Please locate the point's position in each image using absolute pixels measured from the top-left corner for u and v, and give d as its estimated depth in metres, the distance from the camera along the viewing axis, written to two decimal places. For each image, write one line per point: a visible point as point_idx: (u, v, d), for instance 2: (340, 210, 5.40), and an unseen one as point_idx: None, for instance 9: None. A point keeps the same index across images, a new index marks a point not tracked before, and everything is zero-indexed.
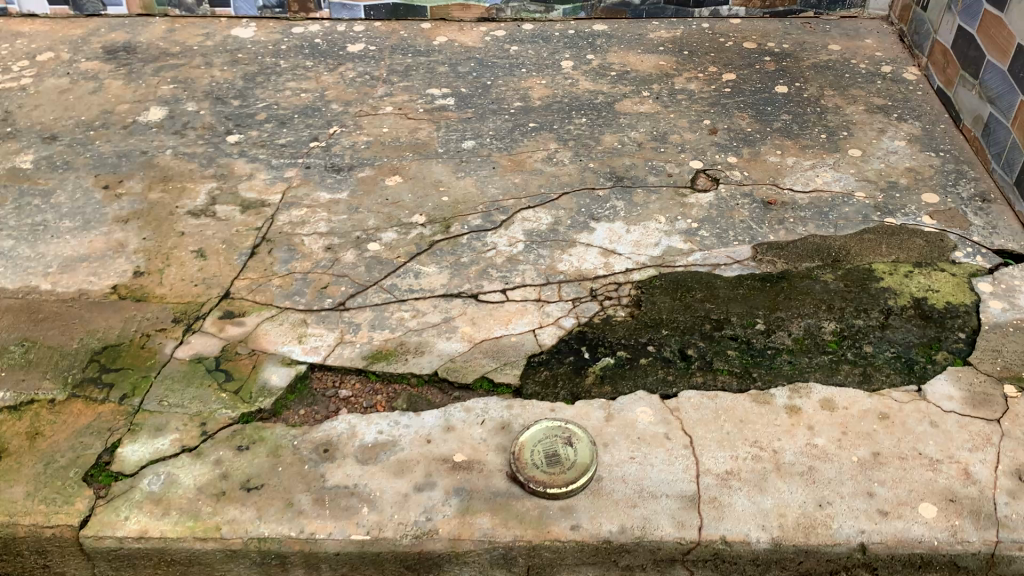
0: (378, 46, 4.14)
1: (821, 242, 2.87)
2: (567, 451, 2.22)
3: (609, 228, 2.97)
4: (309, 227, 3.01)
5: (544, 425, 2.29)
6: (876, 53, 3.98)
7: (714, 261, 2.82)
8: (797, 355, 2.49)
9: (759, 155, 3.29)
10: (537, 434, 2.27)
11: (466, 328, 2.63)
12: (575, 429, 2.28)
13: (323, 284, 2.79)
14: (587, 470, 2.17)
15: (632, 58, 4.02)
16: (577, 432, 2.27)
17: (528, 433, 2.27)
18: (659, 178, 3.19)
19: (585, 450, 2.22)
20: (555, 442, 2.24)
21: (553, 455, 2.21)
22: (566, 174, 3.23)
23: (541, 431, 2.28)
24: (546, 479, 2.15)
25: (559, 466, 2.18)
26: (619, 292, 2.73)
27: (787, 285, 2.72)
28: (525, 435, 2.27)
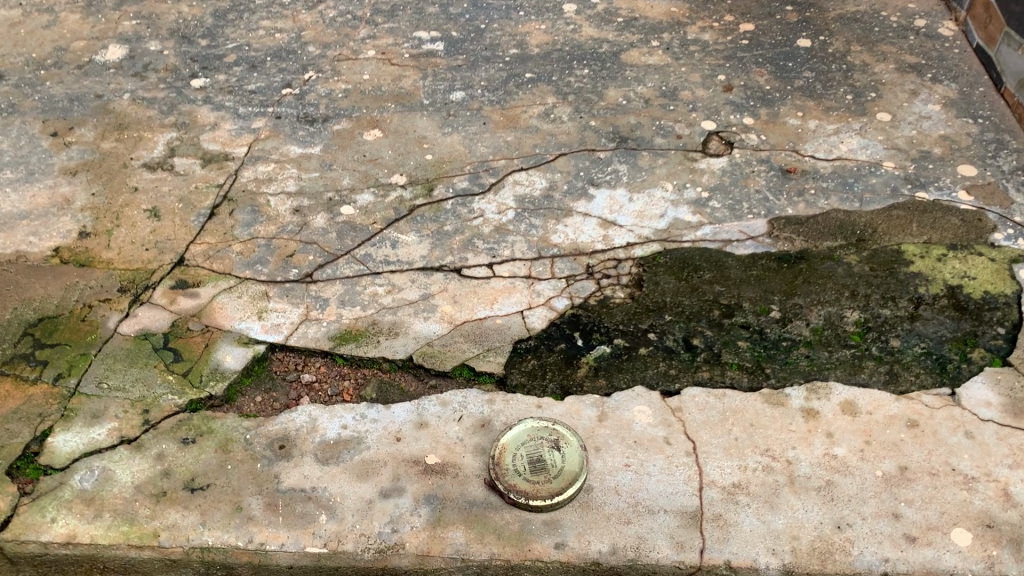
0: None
1: (844, 218, 2.57)
2: (553, 458, 1.94)
3: (610, 196, 2.67)
4: (275, 185, 2.70)
5: (528, 426, 2.01)
6: (909, 4, 3.63)
7: (725, 236, 2.53)
8: (816, 349, 2.22)
9: (779, 116, 2.97)
10: (519, 435, 2.00)
11: (446, 308, 2.35)
12: (562, 429, 2.01)
13: (289, 251, 2.50)
14: (576, 480, 1.91)
15: (641, 3, 3.67)
16: (564, 433, 2.00)
17: (508, 434, 1.99)
18: (667, 140, 2.87)
19: (573, 456, 1.95)
20: (540, 446, 1.97)
21: (538, 461, 1.94)
22: (564, 133, 2.92)
23: (525, 432, 2.00)
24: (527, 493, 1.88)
25: (542, 478, 1.91)
26: (618, 269, 2.44)
27: (807, 267, 2.42)
28: (506, 437, 1.99)
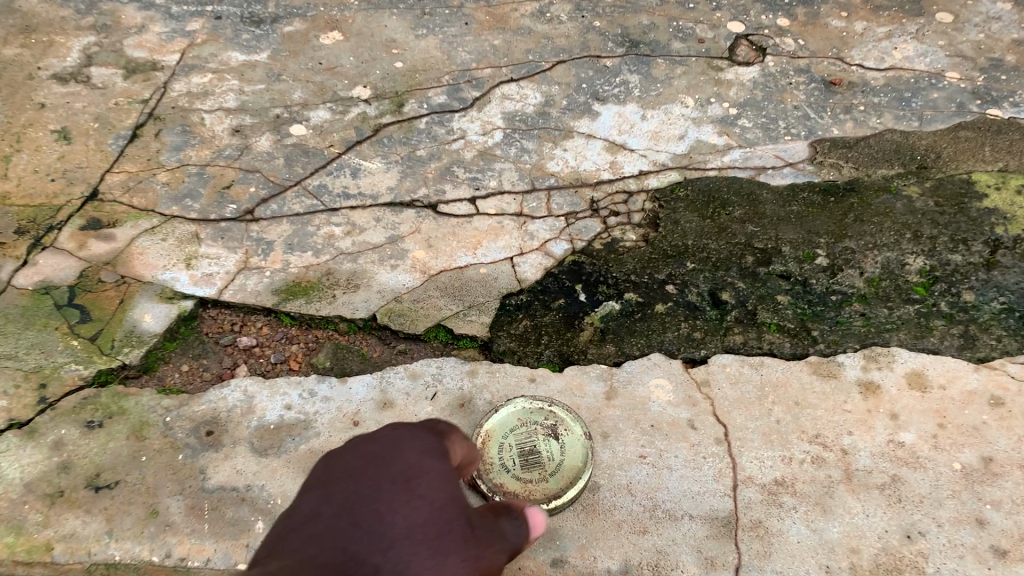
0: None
1: (901, 140, 2.13)
2: (549, 453, 1.55)
3: (618, 112, 2.22)
4: (212, 100, 2.23)
5: (518, 409, 1.60)
6: None
7: (757, 163, 2.09)
8: (872, 305, 1.80)
9: (820, 16, 2.46)
10: (507, 421, 1.59)
11: (418, 254, 1.93)
12: (561, 413, 1.60)
13: (226, 182, 2.05)
14: (578, 479, 1.50)
15: None
16: (563, 419, 1.59)
17: (493, 420, 1.58)
18: (687, 45, 2.37)
19: (575, 448, 1.55)
20: (533, 436, 1.57)
21: (530, 455, 1.54)
22: (562, 36, 2.42)
23: (514, 416, 1.60)
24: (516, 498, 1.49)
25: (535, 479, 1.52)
26: (628, 205, 2.02)
27: (858, 201, 1.99)
28: (491, 422, 1.58)
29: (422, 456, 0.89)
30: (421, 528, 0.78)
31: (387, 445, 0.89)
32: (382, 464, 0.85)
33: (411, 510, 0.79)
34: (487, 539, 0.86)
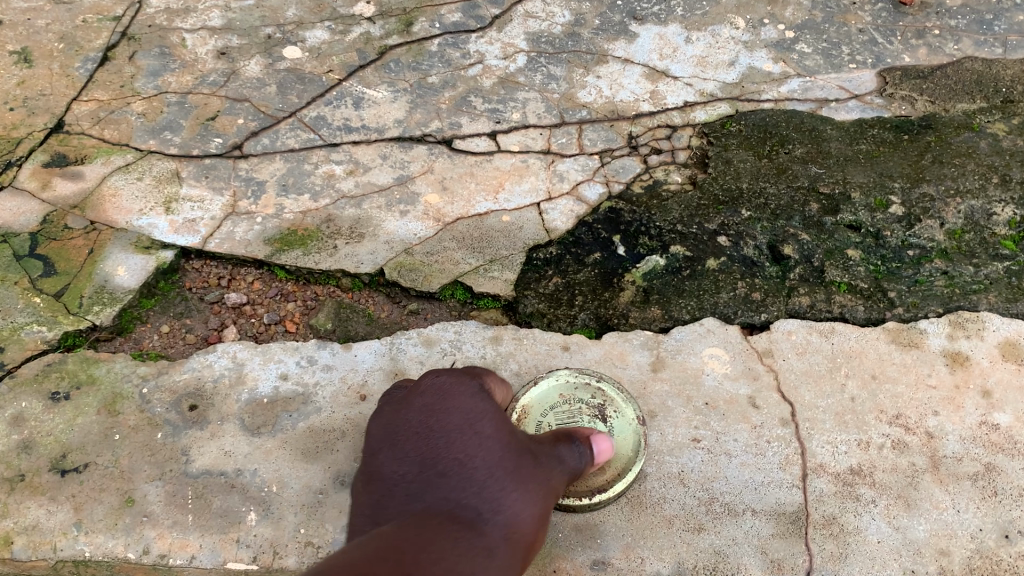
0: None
1: (984, 70, 1.86)
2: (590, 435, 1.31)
3: (659, 34, 1.94)
4: (195, 18, 1.96)
5: (561, 384, 1.38)
6: None
7: (818, 94, 1.83)
8: (956, 262, 1.56)
9: None
10: (547, 397, 1.37)
11: (431, 198, 1.68)
12: (610, 391, 1.37)
13: (211, 113, 1.79)
14: (627, 471, 1.28)
15: None
16: (612, 399, 1.36)
17: (530, 394, 1.36)
18: None
19: (625, 434, 1.33)
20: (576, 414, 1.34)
21: None
22: None
23: (555, 391, 1.37)
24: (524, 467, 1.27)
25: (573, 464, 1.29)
26: (671, 142, 1.77)
27: (936, 140, 1.74)
28: (528, 396, 1.36)
29: (474, 391, 0.97)
30: (501, 461, 0.89)
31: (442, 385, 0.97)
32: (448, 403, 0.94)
33: (488, 445, 0.89)
34: (548, 460, 1.00)
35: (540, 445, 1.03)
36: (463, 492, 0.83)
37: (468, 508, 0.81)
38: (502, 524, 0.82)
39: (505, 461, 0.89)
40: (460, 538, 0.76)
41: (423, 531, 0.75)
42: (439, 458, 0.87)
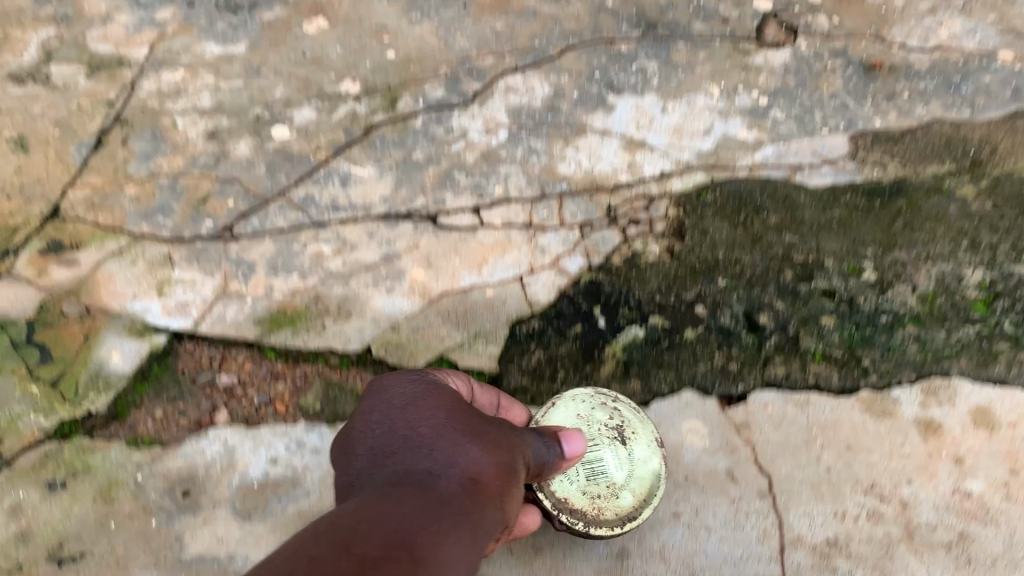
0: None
1: (952, 133, 1.91)
2: (609, 474, 1.33)
3: (636, 105, 2.00)
4: (186, 100, 2.02)
5: (579, 406, 1.39)
6: None
7: (793, 160, 1.88)
8: (928, 327, 1.60)
9: None
10: (566, 419, 1.38)
11: (417, 274, 1.74)
12: (637, 422, 1.39)
13: (202, 195, 1.85)
14: (647, 498, 1.33)
15: None
16: (629, 420, 1.39)
17: (555, 417, 1.36)
18: (710, 25, 2.14)
19: (644, 458, 1.36)
20: (599, 439, 1.36)
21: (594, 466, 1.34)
22: (572, 17, 2.17)
23: (574, 414, 1.38)
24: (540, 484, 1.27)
25: (587, 506, 1.31)
26: (650, 211, 1.81)
27: (907, 204, 1.79)
28: (550, 419, 1.37)
29: (417, 382, 1.12)
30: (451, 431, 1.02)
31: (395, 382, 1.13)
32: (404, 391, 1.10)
33: (439, 417, 1.04)
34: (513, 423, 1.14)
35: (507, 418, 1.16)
36: (422, 460, 0.97)
37: (422, 470, 0.95)
38: (458, 476, 0.96)
39: (458, 433, 1.02)
40: (418, 499, 0.89)
41: (384, 501, 0.87)
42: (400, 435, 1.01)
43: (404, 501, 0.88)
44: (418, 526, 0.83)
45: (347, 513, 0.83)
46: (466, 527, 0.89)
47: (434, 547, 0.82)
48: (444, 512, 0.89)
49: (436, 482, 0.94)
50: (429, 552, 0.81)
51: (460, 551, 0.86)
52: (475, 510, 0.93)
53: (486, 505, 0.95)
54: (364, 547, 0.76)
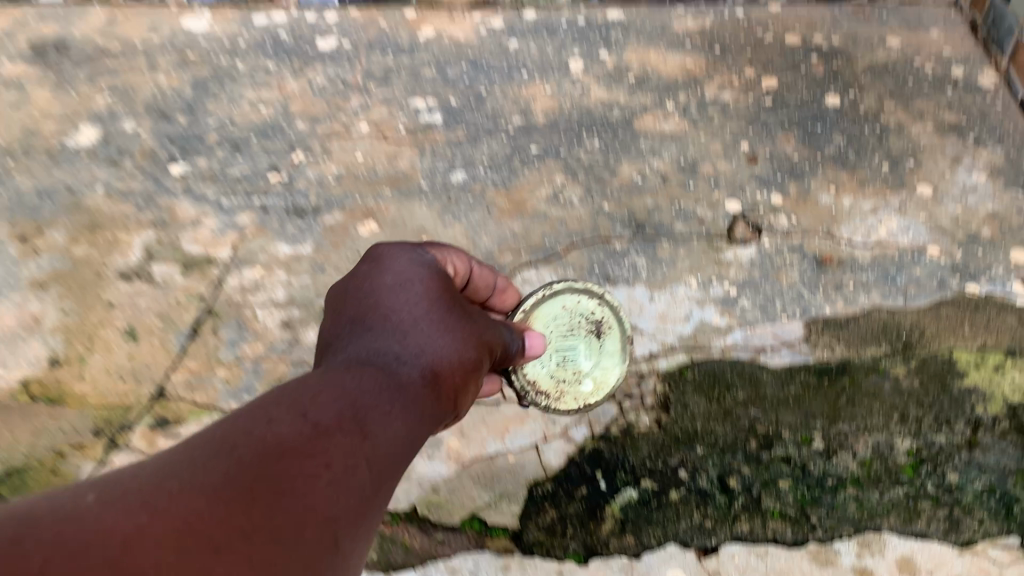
0: (359, 3, 3.41)
1: (888, 318, 2.33)
2: (578, 364, 2.07)
3: (628, 296, 2.45)
4: (263, 294, 2.49)
5: (566, 301, 2.09)
6: (944, 50, 3.21)
7: (758, 343, 2.30)
8: (865, 489, 2.04)
9: (810, 192, 2.69)
10: (555, 310, 2.07)
11: (452, 442, 2.12)
12: (592, 303, 2.12)
13: (278, 377, 2.32)
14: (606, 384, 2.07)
15: (654, 56, 3.21)
16: (607, 320, 2.12)
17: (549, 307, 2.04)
18: (689, 226, 2.61)
19: (612, 347, 2.11)
20: (569, 324, 2.09)
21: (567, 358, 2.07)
22: (575, 219, 2.65)
23: (558, 307, 2.07)
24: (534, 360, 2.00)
25: (547, 386, 2.06)
26: (642, 387, 2.22)
27: (850, 382, 2.20)
28: (541, 309, 2.05)
29: (409, 272, 1.56)
30: (419, 328, 1.43)
31: (393, 274, 1.55)
32: (395, 284, 1.53)
33: (411, 319, 1.44)
34: (473, 322, 1.57)
35: (470, 314, 1.59)
36: (395, 345, 1.37)
37: (391, 355, 1.34)
38: (418, 364, 1.35)
39: (426, 327, 1.44)
40: (379, 379, 1.26)
41: (354, 374, 1.25)
42: (381, 322, 1.43)
43: (369, 376, 1.25)
44: (372, 399, 1.20)
45: (328, 373, 1.24)
46: (415, 402, 1.27)
47: (380, 421, 1.17)
48: (398, 385, 1.27)
49: (401, 365, 1.32)
50: (377, 423, 1.16)
51: (407, 411, 1.24)
52: (426, 393, 1.31)
53: (436, 386, 1.35)
54: (318, 416, 1.09)
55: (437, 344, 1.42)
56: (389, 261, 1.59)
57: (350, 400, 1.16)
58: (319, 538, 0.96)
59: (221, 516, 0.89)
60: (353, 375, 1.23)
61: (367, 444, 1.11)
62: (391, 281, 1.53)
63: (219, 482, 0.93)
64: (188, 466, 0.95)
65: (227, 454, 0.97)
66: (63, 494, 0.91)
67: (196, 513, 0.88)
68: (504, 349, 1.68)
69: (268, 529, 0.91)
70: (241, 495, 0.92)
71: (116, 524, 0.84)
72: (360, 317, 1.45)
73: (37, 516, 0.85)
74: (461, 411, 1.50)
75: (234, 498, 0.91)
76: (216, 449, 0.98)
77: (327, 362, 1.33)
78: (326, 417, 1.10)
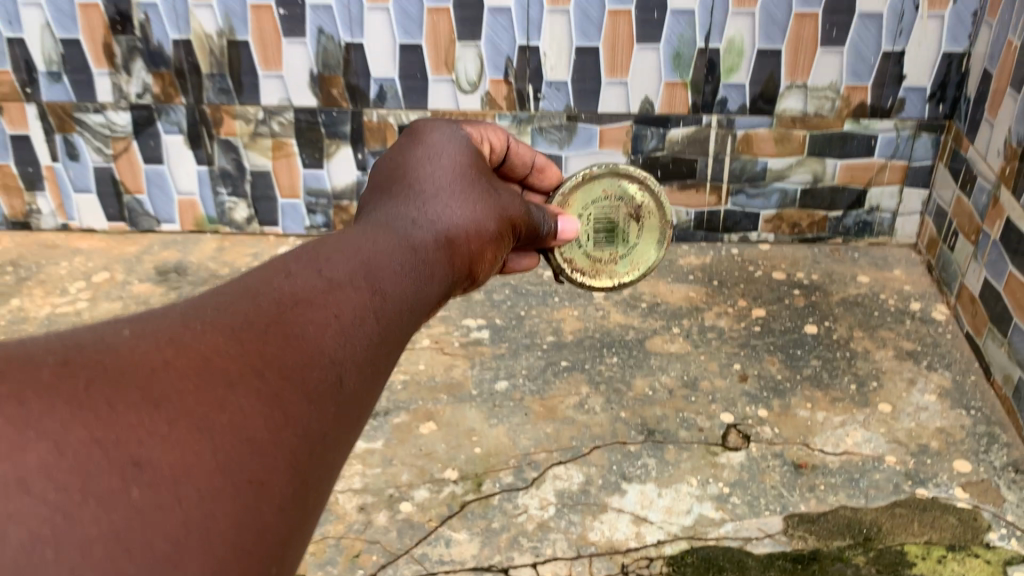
0: None
1: (852, 515, 2.87)
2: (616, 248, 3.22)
3: (640, 491, 3.01)
4: (344, 482, 3.08)
5: (605, 186, 3.18)
6: (905, 286, 3.89)
7: (745, 534, 2.84)
8: None
9: (790, 406, 3.29)
10: (596, 194, 3.17)
11: None
12: (630, 192, 3.21)
13: (356, 551, 2.84)
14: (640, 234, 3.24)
15: (662, 287, 3.95)
16: (640, 182, 3.20)
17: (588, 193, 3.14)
18: (691, 432, 3.21)
19: (648, 199, 3.22)
20: (612, 208, 3.19)
21: (608, 221, 3.19)
22: (597, 424, 3.27)
23: (596, 194, 3.16)
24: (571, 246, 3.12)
25: (583, 264, 3.18)
26: (650, 569, 2.75)
27: (819, 568, 2.71)
28: (584, 196, 3.14)
29: (432, 162, 2.30)
30: (429, 212, 2.09)
31: (416, 169, 2.26)
32: (417, 177, 2.22)
33: (423, 206, 2.11)
34: (484, 190, 2.27)
35: (481, 189, 2.27)
36: (410, 220, 2.03)
37: (405, 229, 1.98)
38: (423, 235, 1.99)
39: (436, 213, 2.10)
40: (392, 243, 1.87)
41: (375, 241, 1.85)
42: (404, 202, 2.11)
43: (386, 242, 1.87)
44: (384, 261, 1.79)
45: (360, 236, 1.86)
46: (418, 263, 1.88)
47: (385, 282, 1.73)
48: (406, 251, 1.88)
49: (412, 236, 1.96)
50: (377, 278, 1.72)
51: (411, 265, 1.85)
52: (428, 250, 1.96)
53: (436, 251, 1.98)
54: (334, 275, 1.64)
55: (442, 213, 2.10)
56: (408, 152, 2.35)
57: (358, 260, 1.74)
58: (320, 366, 1.45)
59: (238, 355, 1.34)
60: (374, 236, 1.87)
61: (372, 293, 1.68)
62: (416, 168, 2.26)
63: (237, 329, 1.39)
64: (212, 315, 1.41)
65: (249, 302, 1.48)
66: (118, 323, 1.36)
67: (212, 351, 1.33)
68: (519, 212, 2.45)
69: (273, 360, 1.38)
70: (256, 337, 1.40)
71: (148, 357, 1.26)
72: (386, 192, 2.16)
73: (95, 344, 1.26)
74: (484, 258, 2.23)
75: (241, 348, 1.36)
76: (243, 298, 1.48)
77: (359, 222, 2.00)
78: (331, 280, 1.62)
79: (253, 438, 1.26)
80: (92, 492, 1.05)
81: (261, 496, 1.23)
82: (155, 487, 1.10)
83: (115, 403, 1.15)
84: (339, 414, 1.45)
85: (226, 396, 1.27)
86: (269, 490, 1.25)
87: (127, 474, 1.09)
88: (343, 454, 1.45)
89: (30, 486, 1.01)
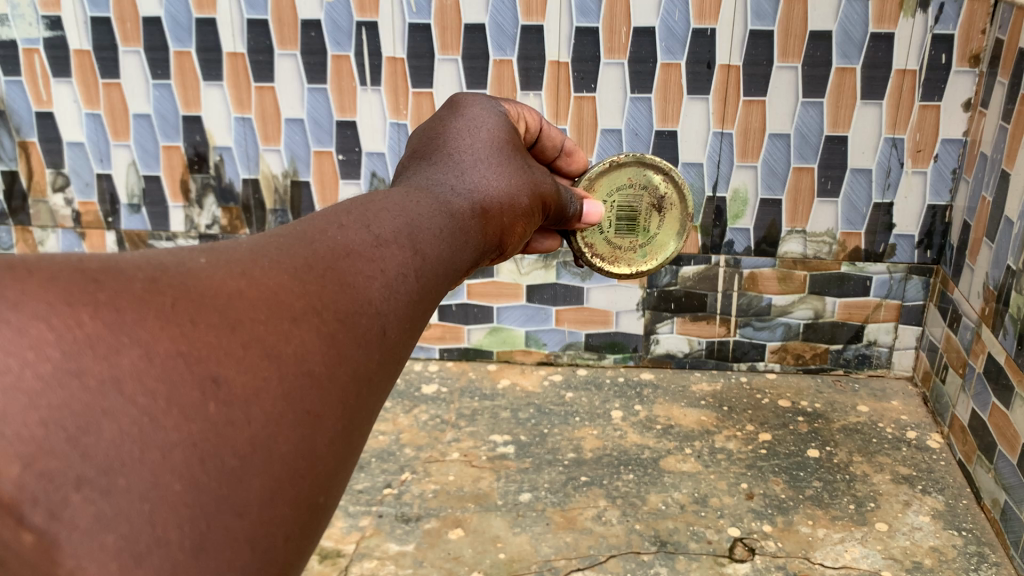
0: (455, 357, 4.70)
1: None
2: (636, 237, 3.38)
3: None
4: None
5: (629, 174, 3.34)
6: (902, 415, 4.18)
7: None
8: None
9: (792, 523, 3.55)
10: (620, 180, 3.32)
11: None
12: (653, 182, 3.38)
13: None
14: (660, 227, 3.42)
15: (675, 410, 4.27)
16: (660, 176, 3.39)
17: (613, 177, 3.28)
18: (700, 544, 3.46)
19: (668, 189, 3.41)
20: (634, 198, 3.36)
21: (631, 209, 3.35)
22: (613, 534, 3.53)
23: (620, 179, 3.32)
24: (593, 230, 3.28)
25: (603, 250, 3.34)
26: None
27: None
28: (611, 181, 3.30)
29: (478, 130, 2.27)
30: (475, 179, 2.05)
31: (460, 135, 2.21)
32: (460, 143, 2.17)
33: (469, 171, 2.06)
34: (528, 171, 2.26)
35: (524, 163, 2.27)
36: (454, 185, 1.96)
37: (448, 194, 1.90)
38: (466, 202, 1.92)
39: (483, 180, 2.05)
40: (439, 206, 1.80)
41: (419, 203, 1.76)
42: (445, 165, 2.05)
43: (433, 205, 1.79)
44: (429, 221, 1.71)
45: (407, 196, 1.78)
46: (461, 230, 1.80)
47: (429, 241, 1.65)
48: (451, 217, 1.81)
49: (457, 202, 1.89)
50: (419, 240, 1.62)
51: (455, 234, 1.76)
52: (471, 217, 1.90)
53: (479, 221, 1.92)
54: (380, 228, 1.57)
55: (481, 181, 2.03)
56: (449, 121, 2.27)
57: (401, 221, 1.63)
58: (368, 315, 1.39)
59: (299, 291, 1.30)
60: (416, 202, 1.75)
61: (415, 253, 1.58)
62: (460, 135, 2.22)
63: (297, 268, 1.34)
64: (276, 253, 1.35)
65: (296, 247, 1.39)
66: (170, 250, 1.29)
67: (279, 286, 1.28)
68: (552, 187, 2.47)
69: (330, 303, 1.33)
70: (314, 278, 1.35)
71: (224, 282, 1.22)
72: (427, 157, 2.10)
73: (175, 262, 1.22)
74: (514, 234, 2.14)
75: (295, 286, 1.30)
76: (292, 241, 1.41)
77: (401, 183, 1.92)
78: (378, 236, 1.54)
79: (312, 371, 1.25)
80: (176, 403, 1.05)
81: (314, 428, 1.23)
82: (228, 404, 1.11)
83: (199, 322, 1.13)
84: (382, 361, 1.40)
85: (291, 330, 1.24)
86: (320, 423, 1.24)
87: (206, 389, 1.09)
88: (380, 407, 1.41)
89: (123, 387, 1.01)
